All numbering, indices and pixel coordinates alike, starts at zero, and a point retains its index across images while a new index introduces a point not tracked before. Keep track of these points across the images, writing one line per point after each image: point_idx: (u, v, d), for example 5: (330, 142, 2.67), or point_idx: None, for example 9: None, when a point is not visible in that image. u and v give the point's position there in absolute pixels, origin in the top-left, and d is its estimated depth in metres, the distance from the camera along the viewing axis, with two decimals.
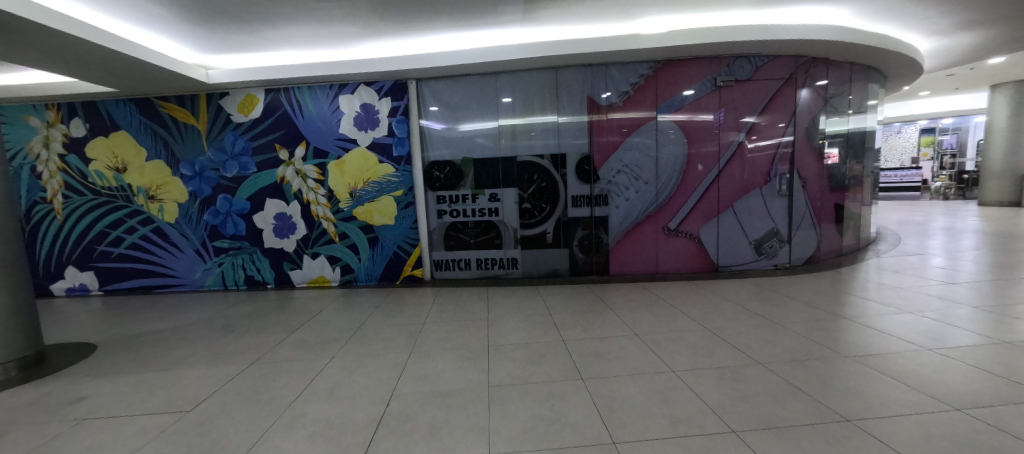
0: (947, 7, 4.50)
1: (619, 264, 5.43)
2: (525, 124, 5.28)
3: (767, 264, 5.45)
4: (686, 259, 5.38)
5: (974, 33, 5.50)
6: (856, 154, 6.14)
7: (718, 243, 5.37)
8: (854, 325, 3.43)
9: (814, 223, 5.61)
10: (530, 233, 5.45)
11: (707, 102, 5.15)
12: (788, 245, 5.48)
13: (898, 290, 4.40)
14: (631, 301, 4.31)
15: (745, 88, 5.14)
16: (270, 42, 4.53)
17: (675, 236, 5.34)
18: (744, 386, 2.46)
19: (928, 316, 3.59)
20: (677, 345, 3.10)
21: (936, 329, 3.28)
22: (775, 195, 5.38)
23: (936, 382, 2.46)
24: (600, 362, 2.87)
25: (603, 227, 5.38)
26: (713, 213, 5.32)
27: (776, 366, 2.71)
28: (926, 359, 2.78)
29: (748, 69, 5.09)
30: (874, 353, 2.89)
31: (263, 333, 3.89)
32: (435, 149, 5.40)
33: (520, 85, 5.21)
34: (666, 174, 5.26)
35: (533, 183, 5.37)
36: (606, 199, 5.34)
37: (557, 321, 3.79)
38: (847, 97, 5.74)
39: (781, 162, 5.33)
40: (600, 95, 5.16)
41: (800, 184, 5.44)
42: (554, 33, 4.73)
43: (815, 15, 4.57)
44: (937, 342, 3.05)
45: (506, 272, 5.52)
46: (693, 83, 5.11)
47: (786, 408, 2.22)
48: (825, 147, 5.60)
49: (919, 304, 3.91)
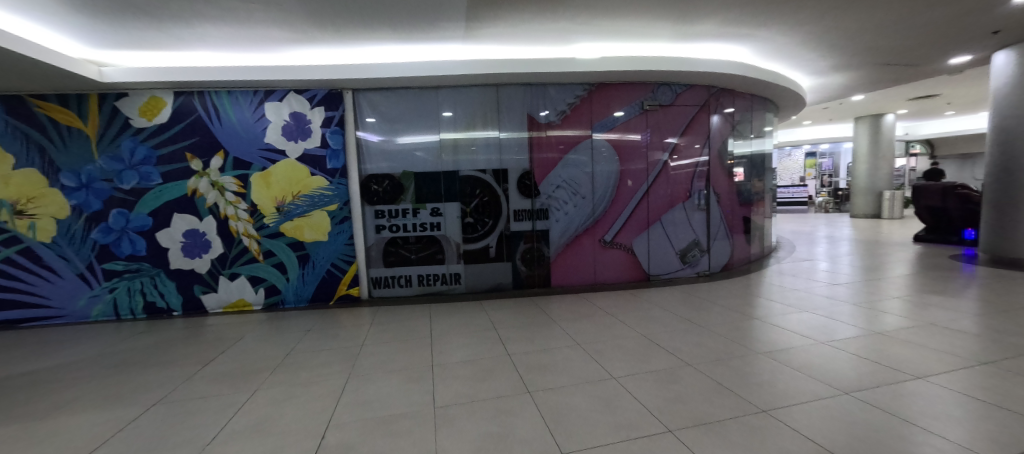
0: (821, 52, 5.38)
1: (561, 277, 5.59)
2: (467, 138, 5.30)
3: (691, 272, 5.96)
4: (621, 270, 5.70)
5: (842, 75, 6.61)
6: (757, 173, 7.01)
7: (649, 254, 5.76)
8: (764, 325, 3.87)
9: (727, 234, 6.27)
10: (473, 247, 5.42)
11: (635, 124, 5.58)
12: (707, 254, 6.04)
13: (797, 292, 5.04)
14: (573, 312, 4.46)
15: (668, 112, 5.65)
16: (183, 41, 4.11)
17: (610, 248, 5.63)
18: (677, 387, 2.65)
19: (820, 313, 4.16)
20: (616, 352, 3.26)
21: (827, 325, 3.81)
22: (695, 209, 5.93)
23: (829, 371, 2.84)
24: (546, 374, 2.92)
25: (544, 240, 5.53)
26: (644, 226, 5.71)
27: (703, 366, 2.96)
28: (821, 351, 3.22)
29: (670, 95, 5.62)
30: (782, 349, 3.27)
31: (169, 368, 3.40)
32: (374, 162, 5.22)
33: (461, 100, 5.24)
34: (601, 189, 5.57)
35: (475, 198, 5.37)
36: (546, 213, 5.51)
37: (503, 335, 3.79)
38: (749, 124, 6.57)
39: (699, 179, 5.92)
40: (539, 113, 5.36)
41: (715, 199, 6.07)
42: (496, 52, 4.85)
43: (723, 52, 5.20)
44: (829, 336, 3.54)
45: (449, 288, 5.42)
46: (623, 106, 5.51)
47: (713, 404, 2.42)
48: (733, 167, 6.33)
49: (813, 303, 4.52)
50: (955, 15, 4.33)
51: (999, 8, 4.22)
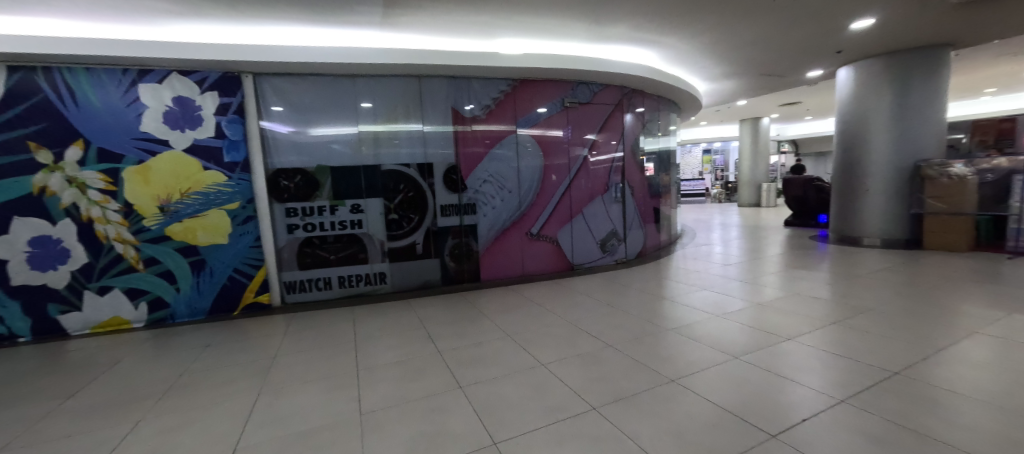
0: (713, 60, 6.09)
1: (490, 270, 5.63)
2: (388, 131, 5.06)
3: (610, 261, 6.39)
4: (547, 261, 5.91)
5: (729, 81, 7.55)
6: (664, 168, 7.73)
7: (572, 245, 6.06)
8: (672, 304, 4.30)
9: (640, 224, 6.84)
10: (398, 245, 5.21)
11: (557, 120, 5.79)
12: (623, 242, 6.53)
13: (698, 273, 5.68)
14: (502, 304, 4.52)
15: (586, 110, 5.96)
16: (18, 2, 3.32)
17: (537, 241, 5.81)
18: (599, 367, 2.84)
19: (717, 291, 4.73)
20: (544, 339, 3.38)
21: (722, 300, 4.36)
22: (612, 201, 6.36)
23: (724, 340, 3.26)
24: (478, 367, 2.93)
25: (472, 235, 5.51)
26: (567, 218, 5.98)
27: (622, 345, 3.20)
28: (717, 323, 3.67)
29: (587, 94, 5.93)
30: (687, 324, 3.67)
31: (15, 407, 2.76)
32: (282, 155, 4.74)
33: (381, 90, 4.97)
34: (526, 183, 5.70)
35: (399, 193, 5.16)
36: (474, 208, 5.49)
37: (433, 333, 3.71)
38: (657, 123, 7.21)
39: (615, 174, 6.36)
40: (464, 107, 5.31)
41: (629, 192, 6.57)
42: (417, 42, 4.69)
43: (633, 55, 5.62)
44: (724, 310, 4.05)
45: (373, 288, 5.15)
46: (545, 102, 5.68)
47: (631, 380, 2.64)
48: (644, 162, 6.91)
49: (711, 282, 5.13)
50: (811, 35, 5.17)
51: (841, 32, 5.14)
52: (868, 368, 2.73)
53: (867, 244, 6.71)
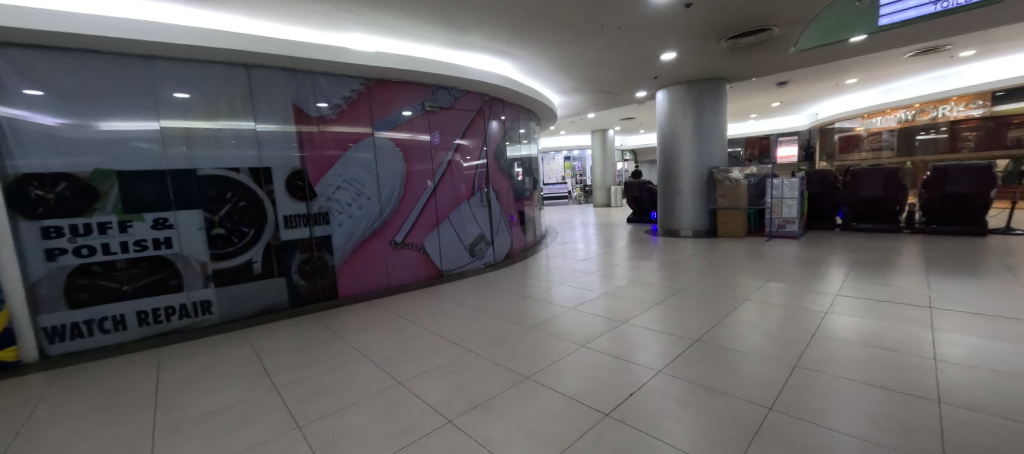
0: (561, 75, 6.71)
1: (350, 285, 5.13)
2: (208, 128, 4.18)
3: (480, 264, 6.49)
4: (415, 270, 5.68)
5: (577, 96, 8.46)
6: (527, 173, 8.22)
7: (440, 251, 5.95)
8: (534, 302, 4.55)
9: (507, 226, 7.13)
10: (228, 265, 4.34)
11: (418, 124, 5.60)
12: (492, 245, 6.70)
13: (558, 270, 6.16)
14: (362, 321, 4.15)
15: (448, 115, 5.93)
16: None
17: (402, 249, 5.53)
18: (459, 375, 2.79)
19: (572, 285, 5.19)
20: (405, 355, 3.20)
21: (576, 294, 4.79)
22: (479, 206, 6.48)
23: (575, 332, 3.57)
24: (324, 399, 2.59)
25: (326, 247, 4.94)
26: (433, 224, 5.84)
27: (484, 349, 3.23)
28: (571, 316, 4.01)
29: (448, 99, 5.90)
30: (545, 320, 3.91)
31: None
32: (32, 156, 3.48)
33: (192, 78, 4.08)
34: (388, 190, 5.37)
35: (226, 203, 4.30)
36: (326, 217, 4.93)
37: (272, 366, 3.18)
38: (517, 131, 7.63)
39: (480, 179, 6.48)
40: (309, 105, 4.73)
41: (494, 196, 6.79)
42: (244, 25, 4.00)
43: (491, 64, 5.83)
44: (577, 303, 4.45)
45: (194, 321, 4.19)
46: (405, 105, 5.45)
47: (489, 383, 2.66)
48: (507, 168, 7.23)
49: (568, 278, 5.61)
50: (634, 61, 6.11)
51: (655, 61, 6.20)
52: (679, 339, 3.30)
53: (683, 235, 8.25)
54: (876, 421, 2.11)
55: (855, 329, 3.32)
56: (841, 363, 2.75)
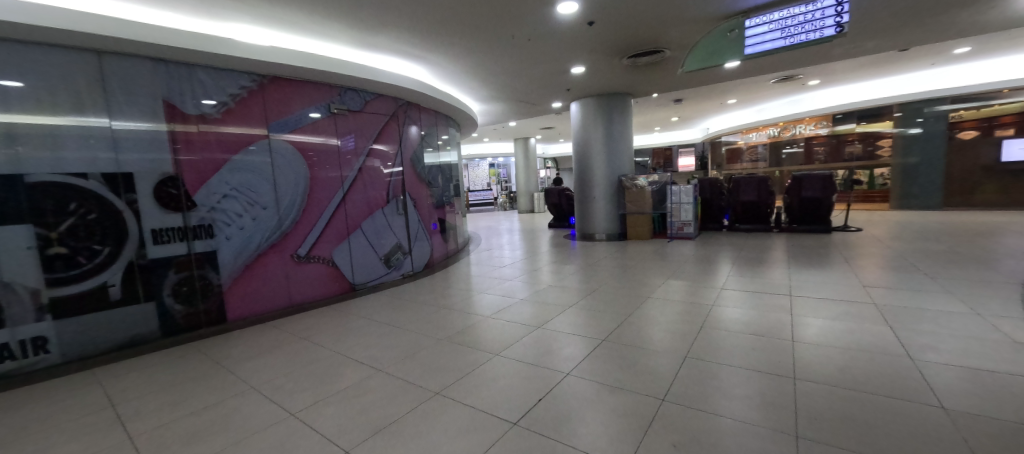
0: (478, 82, 6.73)
1: (241, 307, 4.53)
2: (40, 124, 3.41)
3: (397, 275, 6.19)
4: (322, 285, 5.21)
5: (496, 104, 8.58)
6: (447, 180, 8.09)
7: (352, 263, 5.54)
8: (451, 312, 4.44)
9: (426, 235, 6.91)
10: (71, 292, 3.56)
11: (324, 127, 5.18)
12: (410, 255, 6.44)
13: (478, 278, 6.12)
14: (254, 347, 3.68)
15: (358, 118, 5.58)
16: None
17: (306, 263, 5.04)
18: (363, 399, 2.59)
19: (492, 292, 5.18)
20: (303, 381, 2.89)
21: (495, 301, 4.78)
22: (394, 214, 6.18)
23: (490, 341, 3.54)
24: (193, 444, 2.22)
25: (210, 265, 4.31)
26: (343, 235, 5.42)
27: (393, 367, 3.05)
28: (488, 325, 3.98)
29: (358, 101, 5.55)
30: (461, 331, 3.83)
31: None
32: None
33: (20, 62, 3.33)
34: (288, 198, 4.85)
35: (69, 216, 3.54)
36: (209, 230, 4.31)
37: (129, 410, 2.66)
38: (436, 137, 7.48)
39: (395, 186, 6.19)
40: (185, 101, 4.11)
41: (411, 204, 6.54)
42: (92, 4, 3.36)
43: (403, 67, 5.65)
44: (495, 310, 4.44)
45: (20, 364, 3.35)
46: (307, 106, 5.00)
47: (396, 404, 2.50)
48: (426, 175, 7.03)
49: (488, 285, 5.59)
50: (547, 72, 6.35)
51: (567, 74, 6.52)
52: (588, 340, 3.43)
53: (598, 239, 8.74)
54: (747, 401, 2.38)
55: (735, 319, 3.75)
56: (723, 351, 3.07)
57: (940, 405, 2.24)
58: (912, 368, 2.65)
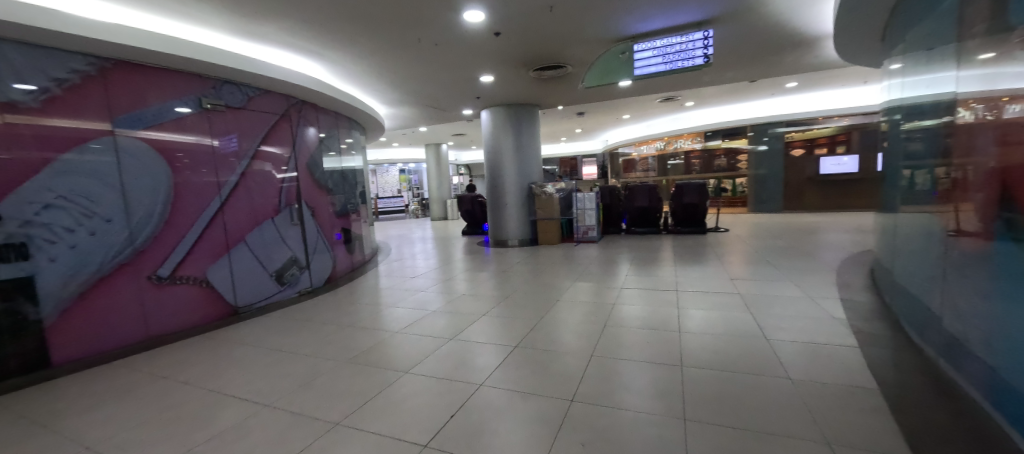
0: (383, 84, 6.41)
1: (74, 346, 3.59)
2: None
3: (291, 293, 5.53)
4: (194, 310, 4.41)
5: (404, 108, 8.28)
6: (352, 187, 7.53)
7: (233, 282, 4.79)
8: (356, 330, 4.11)
9: (326, 246, 6.32)
10: None
11: (194, 124, 4.42)
12: (307, 270, 5.81)
13: (387, 290, 5.77)
14: (93, 394, 2.97)
15: (240, 116, 4.88)
16: None
17: (170, 286, 4.21)
18: (243, 442, 2.24)
19: (402, 305, 4.92)
20: (162, 431, 2.40)
21: (405, 314, 4.55)
22: (288, 225, 5.52)
23: (398, 358, 3.34)
24: None
25: (23, 295, 3.34)
26: (222, 250, 4.66)
27: (284, 399, 2.71)
28: (396, 340, 3.76)
29: (239, 97, 4.87)
30: (367, 350, 3.56)
31: None
32: None
33: None
34: (143, 208, 4.01)
35: None
36: (24, 251, 3.34)
37: None
38: (337, 140, 6.92)
39: (288, 194, 5.54)
40: None
41: (308, 213, 5.92)
42: None
43: (295, 62, 5.15)
44: (406, 324, 4.22)
45: None
46: (170, 99, 4.22)
47: (285, 442, 2.21)
48: (325, 181, 6.43)
49: (397, 298, 5.29)
50: (456, 79, 6.32)
51: (476, 82, 6.55)
52: (502, 348, 3.44)
53: (510, 245, 8.91)
54: (644, 391, 2.60)
55: (633, 315, 4.09)
56: (623, 347, 3.32)
57: (788, 375, 2.70)
58: (766, 346, 3.16)
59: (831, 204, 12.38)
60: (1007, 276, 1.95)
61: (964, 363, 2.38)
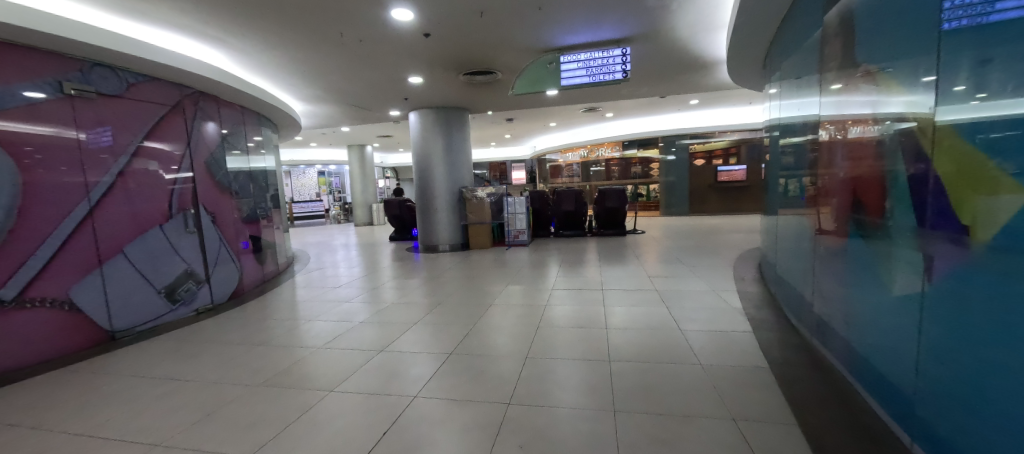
0: (298, 78, 5.91)
1: None
2: None
3: (186, 312, 4.81)
4: (52, 340, 3.61)
5: (323, 106, 7.72)
6: (261, 190, 6.80)
7: (108, 303, 4.02)
8: (269, 349, 3.71)
9: (230, 257, 5.61)
10: None
11: (52, 112, 3.62)
12: (205, 284, 5.10)
13: (305, 303, 5.30)
14: None
15: (116, 105, 4.13)
16: None
17: (17, 312, 3.38)
18: None
19: (324, 318, 4.56)
20: None
21: (328, 328, 4.23)
22: (181, 233, 4.80)
23: (320, 376, 3.09)
24: None
25: None
26: (92, 265, 3.88)
27: (182, 436, 2.36)
28: (318, 357, 3.47)
29: (115, 83, 4.12)
30: (283, 370, 3.24)
31: None
32: None
33: None
34: None
35: None
36: None
37: None
38: (242, 138, 6.22)
39: (181, 197, 4.81)
40: None
41: (207, 219, 5.22)
42: None
43: (189, 46, 4.55)
44: (329, 338, 3.92)
45: None
46: (17, 81, 3.41)
47: None
48: (229, 183, 5.72)
49: (318, 310, 4.89)
50: (382, 78, 6.06)
51: (404, 83, 6.34)
52: (435, 356, 3.34)
53: (441, 250, 8.73)
54: (576, 389, 2.70)
55: (563, 315, 4.25)
56: (555, 347, 3.43)
57: (698, 362, 3.00)
58: (680, 337, 3.49)
59: (727, 208, 14.09)
60: (858, 267, 2.36)
61: (830, 340, 2.85)
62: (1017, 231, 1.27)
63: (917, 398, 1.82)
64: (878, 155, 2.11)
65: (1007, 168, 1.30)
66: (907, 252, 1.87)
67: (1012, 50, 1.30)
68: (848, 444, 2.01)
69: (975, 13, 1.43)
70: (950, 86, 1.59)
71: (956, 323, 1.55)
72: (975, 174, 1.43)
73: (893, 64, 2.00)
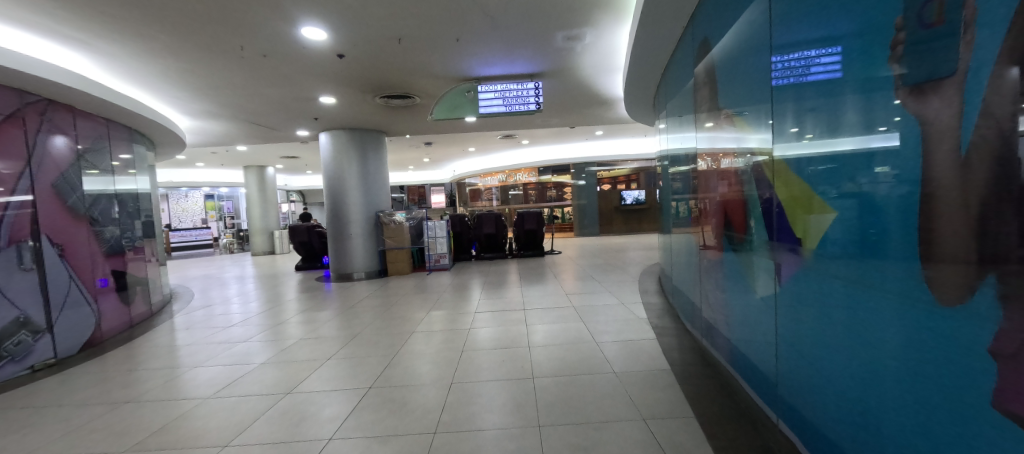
0: (185, 91, 5.28)
1: None
2: None
3: (15, 371, 3.81)
4: None
5: (215, 122, 6.94)
6: (130, 216, 5.79)
7: None
8: (142, 405, 3.13)
9: (83, 298, 4.63)
10: None
11: None
12: (46, 334, 4.12)
13: (189, 347, 4.55)
14: None
15: None
16: None
17: None
18: None
19: (215, 363, 3.97)
20: None
21: (219, 373, 3.69)
22: (13, 271, 3.86)
23: (211, 429, 2.69)
24: None
25: None
26: None
27: None
28: (208, 408, 3.01)
29: None
30: (163, 427, 2.76)
31: None
32: None
33: None
34: None
35: None
36: None
37: None
38: (106, 155, 5.31)
39: (15, 228, 3.88)
40: None
41: (53, 252, 4.27)
42: None
43: (37, 45, 3.82)
44: (222, 385, 3.43)
45: None
46: None
47: None
48: (85, 209, 4.78)
49: (206, 354, 4.24)
50: (288, 96, 5.68)
51: (315, 102, 6.01)
52: (351, 393, 3.11)
53: (356, 278, 8.20)
54: (501, 408, 2.73)
55: (487, 338, 4.26)
56: (480, 369, 3.43)
57: (612, 371, 3.24)
58: (595, 349, 3.73)
59: (632, 228, 15.51)
60: (732, 276, 2.81)
61: (715, 340, 3.29)
62: (840, 241, 1.63)
63: (779, 381, 2.20)
64: (743, 182, 2.55)
65: (828, 193, 1.68)
66: (765, 261, 2.28)
67: (821, 103, 1.72)
68: (731, 428, 2.35)
69: (796, 73, 1.89)
70: (784, 128, 2.02)
71: (802, 319, 1.92)
72: (808, 198, 1.82)
73: (746, 109, 2.48)
